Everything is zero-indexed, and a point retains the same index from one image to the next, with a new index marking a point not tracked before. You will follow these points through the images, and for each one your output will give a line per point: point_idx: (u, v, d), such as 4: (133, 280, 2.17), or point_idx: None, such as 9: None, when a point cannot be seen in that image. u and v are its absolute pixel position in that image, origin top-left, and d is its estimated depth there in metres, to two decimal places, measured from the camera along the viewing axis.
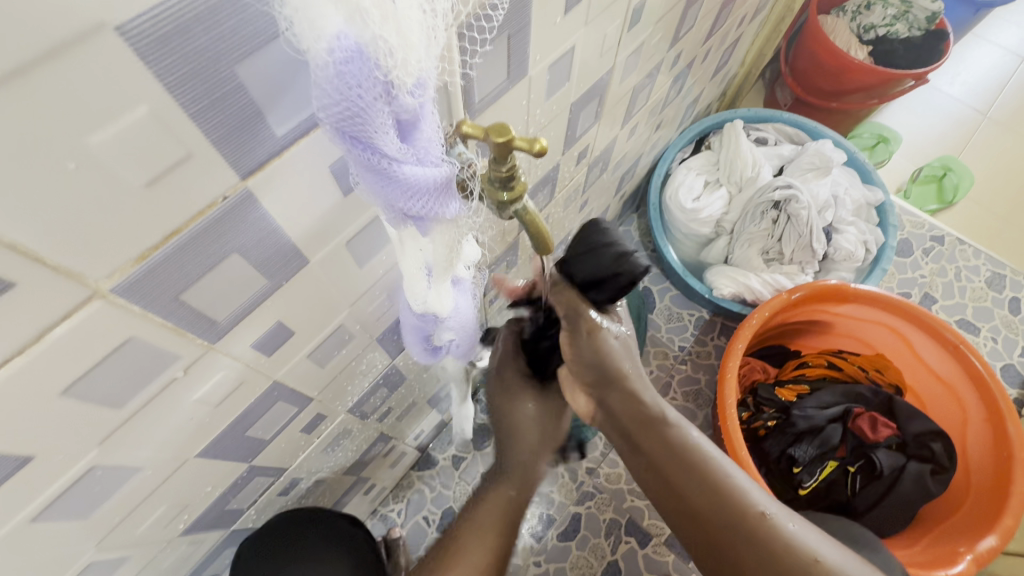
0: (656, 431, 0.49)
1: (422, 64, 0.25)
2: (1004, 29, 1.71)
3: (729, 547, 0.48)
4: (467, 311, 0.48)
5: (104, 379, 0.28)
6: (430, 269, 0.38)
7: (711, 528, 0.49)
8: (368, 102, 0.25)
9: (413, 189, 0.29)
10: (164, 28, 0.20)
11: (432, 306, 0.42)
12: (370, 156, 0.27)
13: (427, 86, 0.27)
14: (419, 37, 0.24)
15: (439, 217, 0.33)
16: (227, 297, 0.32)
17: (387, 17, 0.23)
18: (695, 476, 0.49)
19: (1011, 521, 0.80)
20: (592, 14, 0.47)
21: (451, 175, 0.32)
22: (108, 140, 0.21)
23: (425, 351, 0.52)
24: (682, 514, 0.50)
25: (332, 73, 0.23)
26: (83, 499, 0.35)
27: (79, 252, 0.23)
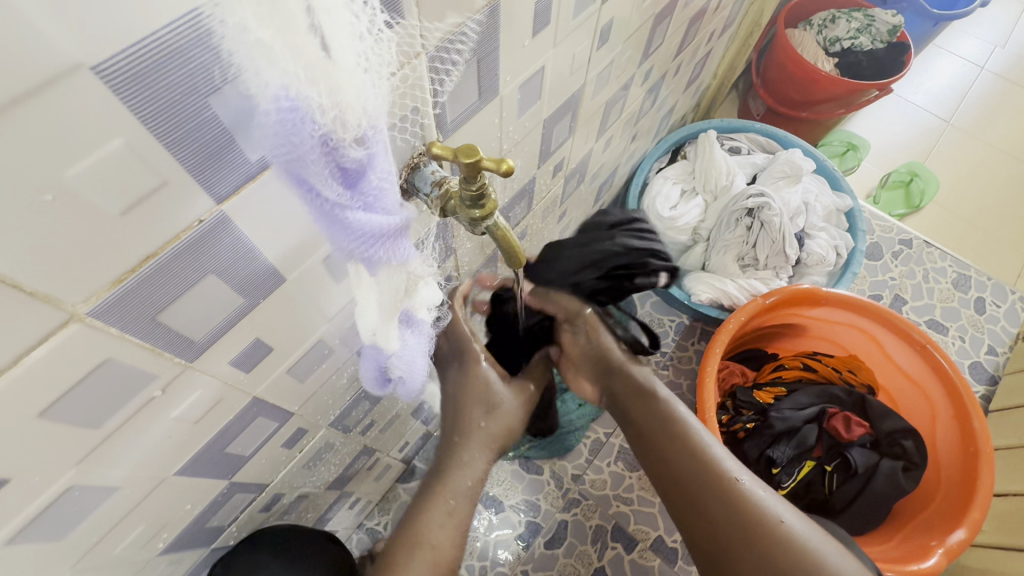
0: (647, 403, 0.59)
1: (362, 120, 0.27)
2: (964, 40, 1.78)
3: (709, 509, 0.54)
4: (421, 347, 0.47)
5: (81, 400, 0.29)
6: (379, 306, 0.39)
7: (693, 491, 0.55)
8: (306, 153, 0.26)
9: (359, 232, 0.31)
10: (139, 66, 0.21)
11: (380, 341, 0.42)
12: (313, 202, 0.29)
13: (376, 139, 0.29)
14: (358, 93, 0.26)
15: (387, 261, 0.35)
16: (203, 318, 0.32)
17: (321, 79, 0.24)
18: (679, 442, 0.57)
19: (977, 513, 0.83)
20: (560, 35, 0.49)
21: (402, 221, 0.33)
22: (84, 171, 0.22)
23: (374, 381, 0.50)
24: (670, 482, 0.57)
25: (275, 123, 0.25)
26: (60, 519, 0.35)
27: (56, 276, 0.23)
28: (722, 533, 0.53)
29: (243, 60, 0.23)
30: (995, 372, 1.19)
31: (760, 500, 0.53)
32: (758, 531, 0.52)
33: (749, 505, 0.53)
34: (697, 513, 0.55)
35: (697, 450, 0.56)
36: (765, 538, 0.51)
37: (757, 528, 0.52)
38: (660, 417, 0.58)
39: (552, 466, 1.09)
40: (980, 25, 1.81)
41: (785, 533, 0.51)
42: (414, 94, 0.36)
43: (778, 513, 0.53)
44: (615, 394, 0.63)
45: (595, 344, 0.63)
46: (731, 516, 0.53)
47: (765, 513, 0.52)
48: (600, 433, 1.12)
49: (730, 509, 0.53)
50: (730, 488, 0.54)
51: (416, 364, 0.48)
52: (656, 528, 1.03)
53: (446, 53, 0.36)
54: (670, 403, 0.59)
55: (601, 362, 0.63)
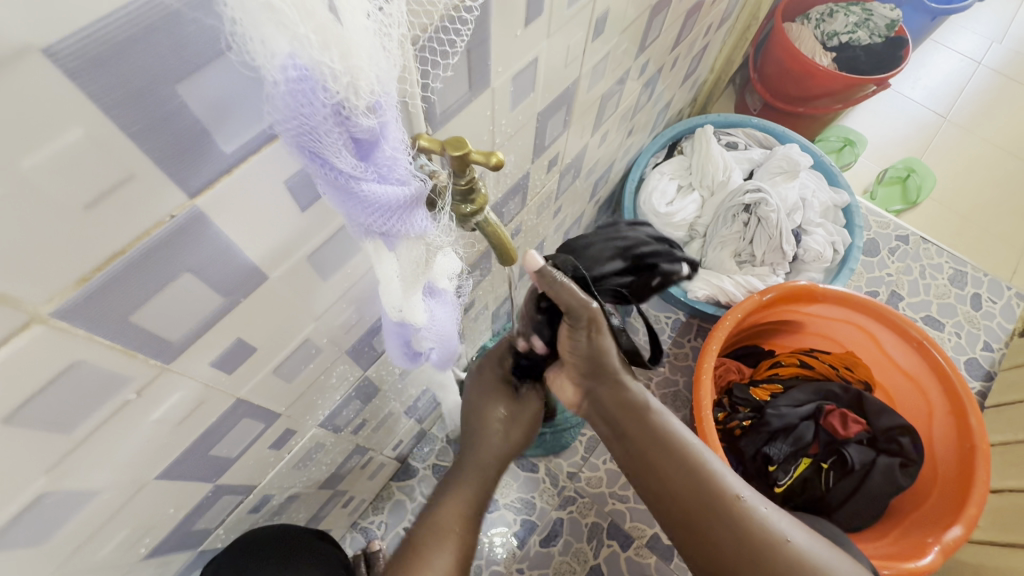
0: (638, 415, 0.55)
1: (376, 87, 0.25)
2: (961, 35, 1.78)
3: (707, 529, 0.50)
4: (447, 318, 0.48)
5: (50, 404, 0.28)
6: (400, 282, 0.38)
7: (689, 510, 0.51)
8: (319, 124, 0.25)
9: (375, 204, 0.30)
10: (98, 49, 0.20)
11: (408, 316, 0.42)
12: (326, 174, 0.27)
13: (387, 108, 0.27)
14: (371, 58, 0.24)
15: (405, 234, 0.33)
16: (179, 317, 0.31)
17: (333, 43, 0.23)
18: (673, 457, 0.53)
19: (974, 510, 0.83)
20: (554, 26, 0.48)
21: (419, 190, 0.32)
22: (39, 163, 0.20)
23: (402, 356, 0.51)
24: (668, 502, 0.53)
25: (285, 94, 0.23)
26: (34, 527, 0.34)
27: (15, 275, 0.22)
28: (722, 553, 0.50)
29: (250, 29, 0.21)
30: (991, 368, 1.18)
31: (760, 517, 0.50)
32: (759, 551, 0.48)
33: (749, 523, 0.49)
34: (696, 534, 0.51)
35: (692, 466, 0.52)
36: (772, 561, 0.48)
37: (758, 548, 0.48)
38: (651, 434, 0.54)
39: (547, 464, 1.08)
40: (977, 20, 1.80)
41: (788, 552, 0.48)
42: (406, 83, 0.34)
43: (782, 531, 0.50)
44: (602, 402, 0.57)
45: (593, 347, 0.54)
46: (731, 536, 0.49)
47: (766, 531, 0.49)
48: (596, 431, 1.11)
49: (733, 531, 0.49)
50: (728, 506, 0.50)
51: (444, 332, 0.49)
52: (652, 526, 1.03)
53: (440, 41, 0.35)
54: (662, 414, 0.55)
55: (596, 365, 0.55)
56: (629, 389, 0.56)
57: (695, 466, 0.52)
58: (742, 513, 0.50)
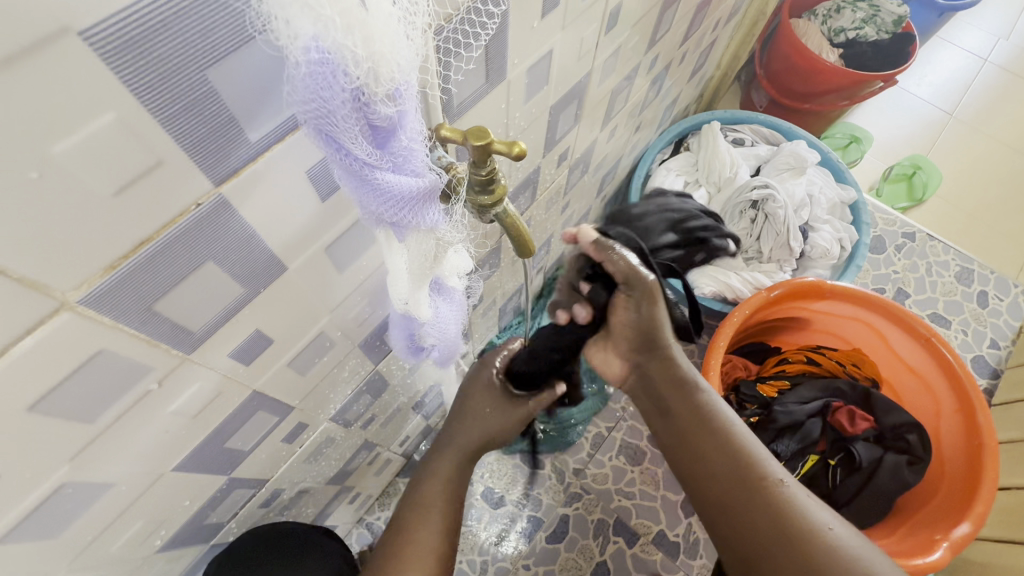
0: (684, 393, 0.59)
1: (397, 75, 0.25)
2: (967, 32, 1.77)
3: (742, 508, 0.51)
4: (453, 315, 0.48)
5: (74, 392, 0.28)
6: (408, 276, 0.38)
7: (728, 488, 0.53)
8: (338, 109, 0.24)
9: (387, 194, 0.29)
10: (131, 33, 0.19)
11: (413, 310, 0.42)
12: (343, 162, 0.27)
13: (406, 96, 0.27)
14: (394, 45, 0.24)
15: (416, 226, 0.33)
16: (201, 307, 0.31)
17: (357, 27, 0.22)
18: (714, 436, 0.55)
19: (982, 507, 0.83)
20: (569, 18, 0.48)
21: (432, 184, 0.32)
22: (73, 147, 0.20)
23: (407, 349, 0.51)
24: (703, 476, 0.55)
25: (305, 76, 0.23)
26: (54, 517, 0.34)
27: (46, 261, 0.22)
28: (755, 535, 0.50)
29: (275, 7, 0.21)
30: (998, 365, 1.18)
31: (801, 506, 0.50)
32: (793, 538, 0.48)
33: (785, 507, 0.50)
34: (731, 511, 0.52)
35: (729, 444, 0.54)
36: (804, 546, 0.47)
37: (792, 535, 0.48)
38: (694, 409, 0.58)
39: (553, 460, 1.08)
40: (983, 17, 1.79)
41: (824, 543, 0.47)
42: (425, 72, 0.34)
43: (822, 521, 0.49)
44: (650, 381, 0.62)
45: (645, 316, 0.58)
46: (765, 515, 0.50)
47: (805, 519, 0.49)
48: (602, 427, 1.11)
49: (767, 510, 0.50)
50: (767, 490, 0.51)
51: (449, 329, 0.49)
52: (658, 522, 1.03)
53: (464, 31, 0.35)
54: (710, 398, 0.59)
55: (647, 339, 0.60)
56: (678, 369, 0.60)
57: (733, 444, 0.54)
58: (778, 495, 0.50)
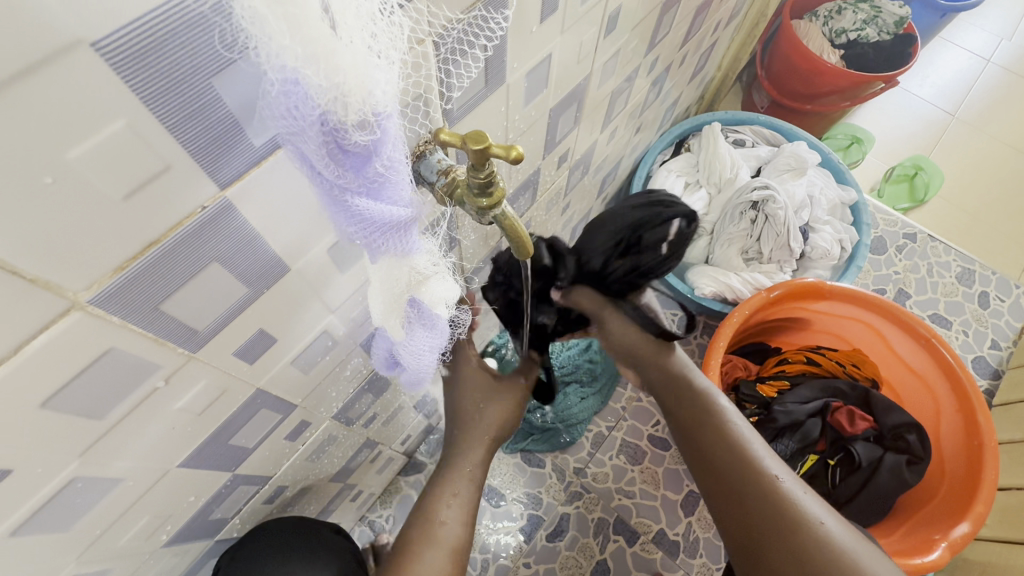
0: (686, 393, 0.66)
1: (370, 103, 0.25)
2: (970, 32, 1.77)
3: (740, 494, 0.56)
4: (429, 342, 0.46)
5: (84, 389, 0.28)
6: (381, 292, 0.40)
7: (728, 477, 0.58)
8: (306, 131, 0.25)
9: (361, 216, 0.30)
10: (141, 43, 0.20)
11: (385, 326, 0.43)
12: (315, 181, 0.28)
13: (386, 121, 0.27)
14: (365, 75, 0.24)
15: (388, 250, 0.34)
16: (208, 307, 0.32)
17: (322, 56, 0.22)
18: (714, 429, 0.62)
19: (982, 507, 0.83)
20: (568, 22, 0.48)
21: (408, 212, 0.32)
22: (87, 153, 0.21)
23: (385, 363, 0.51)
24: (708, 466, 0.60)
25: (276, 97, 0.24)
26: (64, 511, 0.35)
27: (59, 263, 0.23)
28: (754, 523, 0.55)
29: (250, 31, 0.22)
30: (998, 366, 1.18)
31: (795, 494, 0.54)
32: (787, 521, 0.53)
33: (781, 497, 0.54)
34: (732, 499, 0.57)
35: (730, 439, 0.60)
36: (798, 535, 0.52)
37: (789, 525, 0.52)
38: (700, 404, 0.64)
39: (553, 459, 1.09)
40: (986, 17, 1.79)
41: (815, 529, 0.52)
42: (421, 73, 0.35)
43: (817, 514, 0.53)
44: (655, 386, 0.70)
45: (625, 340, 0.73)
46: (762, 504, 0.55)
47: (795, 502, 0.54)
48: (603, 427, 1.11)
49: (764, 501, 0.55)
50: (762, 479, 0.56)
51: (423, 354, 0.47)
52: (658, 521, 1.03)
53: (458, 39, 0.36)
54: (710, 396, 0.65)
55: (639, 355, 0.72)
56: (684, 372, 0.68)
57: (733, 437, 0.60)
58: (773, 488, 0.55)
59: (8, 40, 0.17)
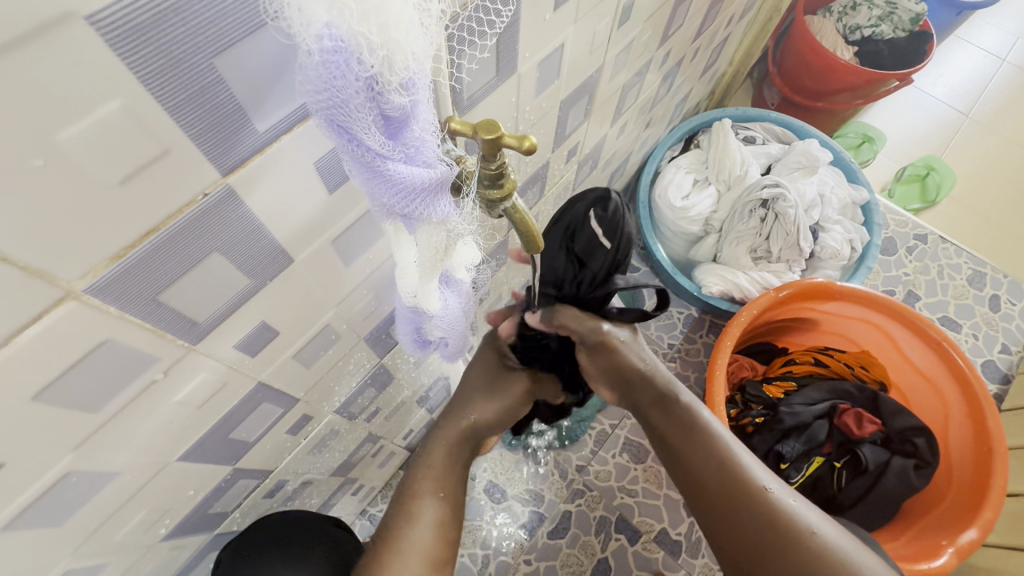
0: (670, 408, 0.58)
1: (411, 62, 0.24)
2: (986, 31, 1.74)
3: (734, 514, 0.53)
4: (460, 307, 0.47)
5: (80, 381, 0.27)
6: (417, 267, 0.38)
7: (718, 495, 0.54)
8: (351, 98, 0.24)
9: (399, 185, 0.29)
10: (139, 19, 0.19)
11: (421, 303, 0.42)
12: (355, 152, 0.27)
13: (418, 84, 0.27)
14: (409, 33, 0.24)
15: (427, 219, 0.33)
16: (207, 298, 0.31)
17: (372, 12, 0.22)
18: (703, 448, 0.55)
19: (990, 514, 0.82)
20: (582, 10, 0.47)
21: (444, 176, 0.31)
22: (78, 134, 0.20)
23: (413, 342, 0.51)
24: (694, 484, 0.56)
25: (318, 65, 0.23)
26: (58, 505, 0.34)
27: (51, 251, 0.22)
28: (751, 540, 0.52)
29: None
30: (1009, 371, 1.17)
31: (792, 510, 0.52)
32: (786, 537, 0.51)
33: (779, 514, 0.52)
34: (725, 515, 0.53)
35: (719, 453, 0.55)
36: (797, 554, 0.50)
37: (788, 541, 0.50)
38: (684, 422, 0.57)
39: (556, 457, 1.08)
40: (1003, 15, 1.76)
41: (815, 542, 0.50)
42: (437, 62, 0.33)
43: (812, 524, 0.52)
44: (632, 397, 0.61)
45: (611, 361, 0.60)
46: (758, 520, 0.52)
47: (793, 517, 0.52)
48: (607, 425, 1.10)
49: (762, 521, 0.52)
50: (757, 498, 0.52)
51: (456, 321, 0.49)
52: (660, 521, 1.03)
53: (477, 19, 0.34)
54: (691, 409, 0.58)
55: (619, 374, 0.60)
56: (661, 385, 0.59)
57: (722, 451, 0.55)
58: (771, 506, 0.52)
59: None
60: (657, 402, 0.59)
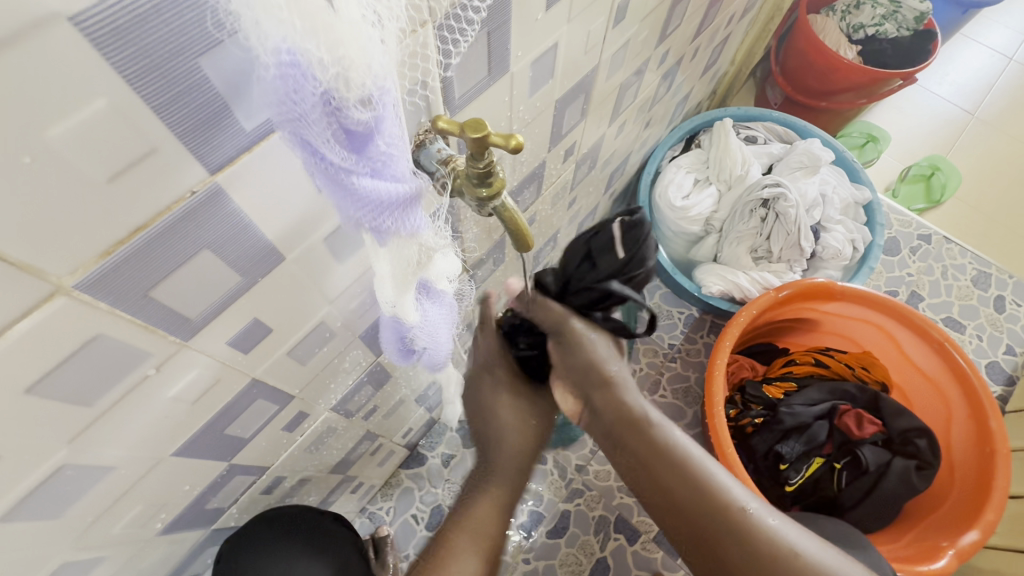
0: (642, 431, 0.56)
1: (368, 79, 0.25)
2: (993, 29, 1.72)
3: (714, 541, 0.52)
4: (442, 317, 0.48)
5: (72, 376, 0.28)
6: (393, 281, 0.38)
7: (696, 522, 0.53)
8: (308, 112, 0.24)
9: (366, 199, 0.29)
10: (122, 20, 0.19)
11: (399, 314, 0.42)
12: (318, 166, 0.27)
13: (384, 98, 0.27)
14: (364, 47, 0.24)
15: (397, 232, 0.33)
16: (198, 295, 0.31)
17: (321, 29, 0.22)
18: (678, 471, 0.54)
19: (992, 515, 0.81)
20: (575, 10, 0.47)
21: (413, 189, 0.32)
22: (67, 133, 0.20)
23: (397, 352, 0.51)
24: (671, 513, 0.54)
25: (275, 79, 0.23)
26: (53, 498, 0.34)
27: (42, 246, 0.22)
28: (733, 565, 0.51)
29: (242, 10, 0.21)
30: (1013, 372, 1.16)
31: (770, 529, 0.51)
32: (763, 555, 0.50)
33: (758, 538, 0.50)
34: (705, 543, 0.52)
35: (693, 480, 0.53)
36: (780, 574, 0.49)
37: (769, 564, 0.50)
38: (655, 449, 0.55)
39: (556, 456, 1.08)
40: (1010, 14, 1.74)
41: (793, 558, 0.50)
42: (423, 57, 0.34)
43: (791, 541, 0.51)
44: (601, 417, 0.58)
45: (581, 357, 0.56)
46: (738, 546, 0.51)
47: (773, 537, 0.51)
48: None
49: (743, 546, 0.51)
50: (733, 516, 0.52)
51: (439, 331, 0.49)
52: None
53: (458, 17, 0.34)
54: (664, 430, 0.56)
55: (586, 377, 0.57)
56: (633, 405, 0.57)
57: (696, 478, 0.53)
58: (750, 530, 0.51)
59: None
60: (628, 425, 0.56)
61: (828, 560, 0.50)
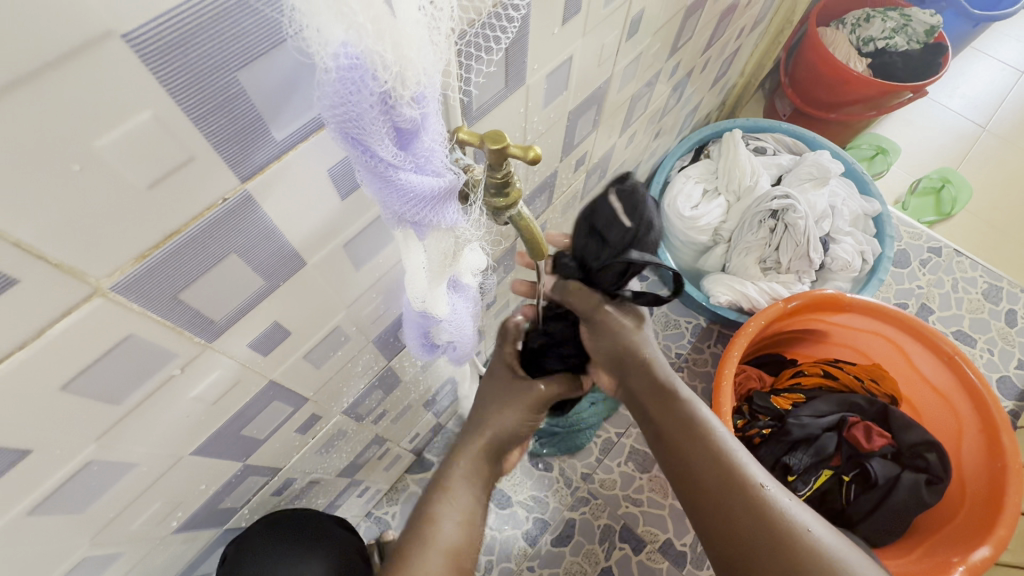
0: (669, 403, 0.55)
1: (421, 78, 0.26)
2: (1004, 43, 1.72)
3: (725, 512, 0.51)
4: (467, 310, 0.49)
5: (102, 375, 0.29)
6: (427, 272, 0.39)
7: (710, 491, 0.52)
8: (366, 112, 0.26)
9: (410, 194, 0.31)
10: (169, 36, 0.21)
11: (431, 307, 0.43)
12: (367, 161, 0.28)
13: (429, 98, 0.28)
14: (419, 51, 0.25)
15: (434, 225, 0.34)
16: (224, 298, 0.32)
17: (386, 34, 0.23)
18: (697, 440, 0.53)
19: (1004, 531, 0.80)
20: (590, 24, 0.48)
21: (452, 184, 0.33)
22: (114, 143, 0.21)
23: (421, 348, 0.52)
24: (685, 483, 0.54)
25: (334, 81, 0.24)
26: (78, 493, 0.35)
27: (81, 250, 0.23)
28: (739, 539, 0.50)
29: (306, 16, 0.22)
30: None
31: (787, 510, 0.50)
32: (777, 535, 0.48)
33: (773, 514, 0.49)
34: (716, 515, 0.51)
35: (714, 453, 0.53)
36: (786, 556, 0.48)
37: (780, 542, 0.48)
38: (679, 417, 0.55)
39: (562, 464, 1.08)
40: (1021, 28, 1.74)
41: (808, 541, 0.48)
42: (447, 76, 0.35)
43: (805, 523, 0.50)
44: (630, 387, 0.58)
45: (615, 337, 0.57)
46: (750, 520, 0.49)
47: (788, 520, 0.49)
48: (612, 433, 1.10)
49: (755, 521, 0.49)
50: (750, 493, 0.50)
51: (464, 325, 0.50)
52: (665, 531, 1.02)
53: (483, 36, 0.36)
54: (691, 404, 0.55)
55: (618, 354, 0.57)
56: (660, 373, 0.57)
57: (717, 451, 0.53)
58: (765, 507, 0.50)
59: (24, 34, 0.17)
60: (654, 391, 0.56)
61: (837, 549, 0.49)
